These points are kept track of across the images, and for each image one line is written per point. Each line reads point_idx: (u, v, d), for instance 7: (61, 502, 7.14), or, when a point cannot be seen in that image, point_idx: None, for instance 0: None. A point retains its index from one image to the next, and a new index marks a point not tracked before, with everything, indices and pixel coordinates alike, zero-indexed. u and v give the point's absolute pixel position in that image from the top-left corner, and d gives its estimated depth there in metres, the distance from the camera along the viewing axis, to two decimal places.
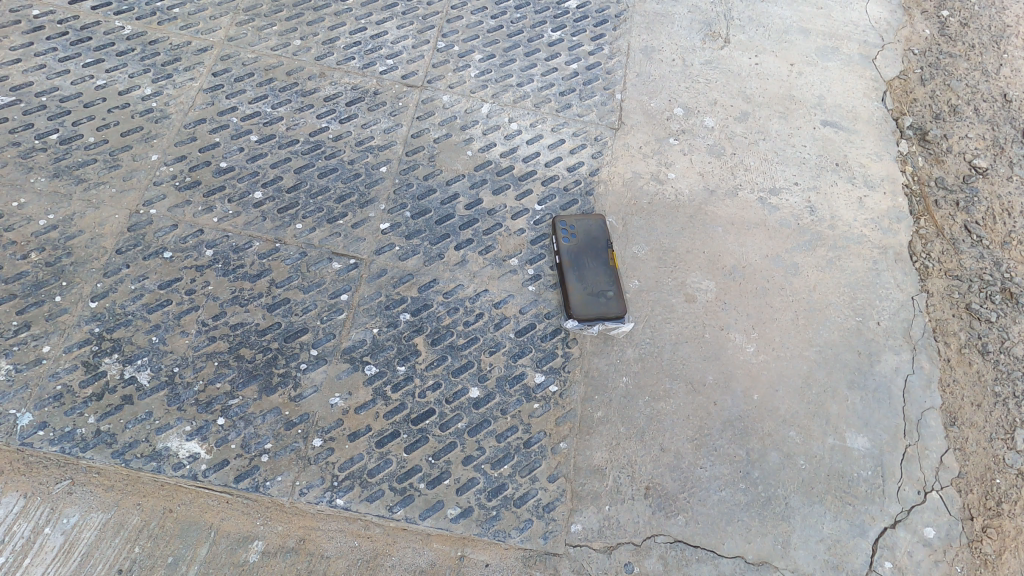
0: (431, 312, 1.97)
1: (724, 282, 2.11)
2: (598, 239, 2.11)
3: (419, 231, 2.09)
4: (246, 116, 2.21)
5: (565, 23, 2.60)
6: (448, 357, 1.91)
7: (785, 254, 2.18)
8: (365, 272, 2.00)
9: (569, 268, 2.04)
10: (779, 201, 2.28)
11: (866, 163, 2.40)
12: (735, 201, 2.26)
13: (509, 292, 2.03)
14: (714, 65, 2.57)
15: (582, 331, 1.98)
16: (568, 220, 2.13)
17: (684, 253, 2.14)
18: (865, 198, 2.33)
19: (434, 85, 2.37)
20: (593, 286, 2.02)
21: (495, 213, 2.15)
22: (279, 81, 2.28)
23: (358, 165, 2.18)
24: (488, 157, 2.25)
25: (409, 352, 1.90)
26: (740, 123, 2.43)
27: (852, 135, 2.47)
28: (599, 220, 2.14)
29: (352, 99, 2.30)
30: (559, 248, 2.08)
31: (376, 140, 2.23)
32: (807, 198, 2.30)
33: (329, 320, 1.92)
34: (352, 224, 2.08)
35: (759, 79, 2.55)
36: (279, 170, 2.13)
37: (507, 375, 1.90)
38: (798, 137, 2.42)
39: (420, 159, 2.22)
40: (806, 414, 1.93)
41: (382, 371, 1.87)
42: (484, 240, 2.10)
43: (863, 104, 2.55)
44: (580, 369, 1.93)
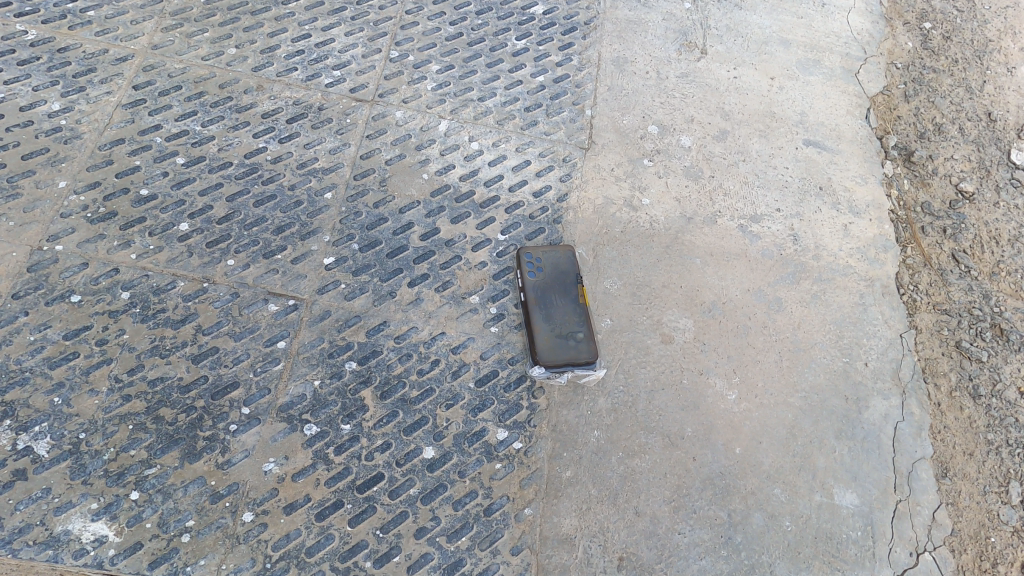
0: (381, 360, 1.75)
1: (703, 320, 1.94)
2: (567, 273, 1.91)
3: (368, 266, 1.87)
4: (171, 135, 1.96)
5: (531, 31, 2.40)
6: (399, 412, 1.70)
7: (768, 288, 2.02)
8: (306, 315, 1.78)
9: (535, 306, 1.84)
10: (760, 229, 2.12)
11: (850, 187, 2.26)
12: (714, 229, 2.09)
13: (469, 335, 1.82)
14: (690, 78, 2.39)
15: (549, 379, 1.79)
16: (534, 252, 1.93)
17: (660, 288, 1.96)
18: (849, 226, 2.19)
19: (386, 100, 2.15)
20: (561, 326, 1.82)
21: (454, 245, 1.94)
22: (210, 95, 2.05)
23: (300, 191, 1.95)
24: (445, 180, 2.04)
25: (355, 408, 1.69)
26: (718, 143, 2.26)
27: (836, 156, 2.32)
28: (568, 252, 1.95)
29: (293, 116, 2.07)
30: (524, 283, 1.88)
31: (320, 162, 2.01)
32: (789, 226, 2.14)
33: (263, 372, 1.70)
34: (292, 259, 1.85)
35: (738, 95, 2.38)
36: (209, 198, 1.90)
37: (466, 431, 1.71)
38: (780, 158, 2.27)
39: (370, 183, 1.99)
40: (791, 469, 1.78)
41: (324, 430, 1.66)
42: (441, 275, 1.89)
43: (846, 122, 2.41)
44: (548, 423, 1.74)
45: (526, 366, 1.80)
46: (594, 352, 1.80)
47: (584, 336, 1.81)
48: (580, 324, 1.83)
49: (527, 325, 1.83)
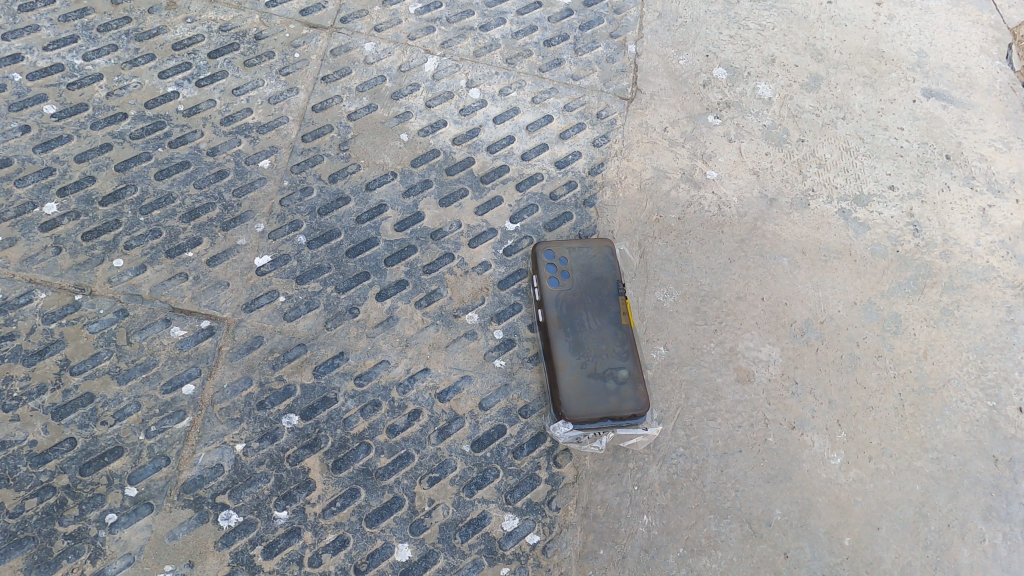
0: (336, 413, 1.21)
1: (793, 348, 1.38)
2: (604, 281, 1.34)
3: (320, 270, 1.31)
4: (37, 72, 1.37)
5: None
6: (360, 491, 1.17)
7: (882, 301, 1.44)
8: (226, 344, 1.22)
9: (559, 330, 1.28)
10: (867, 215, 1.52)
11: (988, 155, 1.62)
12: (806, 216, 1.51)
13: (463, 373, 1.27)
14: (768, 3, 1.76)
15: (578, 438, 1.25)
16: (557, 249, 1.36)
17: (733, 301, 1.41)
18: (988, 210, 1.56)
19: (352, 26, 1.54)
20: (597, 362, 1.26)
21: (443, 237, 1.37)
22: (98, 14, 1.44)
23: (223, 157, 1.37)
24: (432, 143, 1.45)
25: (296, 485, 1.16)
26: (809, 93, 1.65)
27: (967, 111, 1.67)
28: (605, 249, 1.37)
29: (219, 47, 1.46)
30: (543, 297, 1.32)
31: (254, 115, 1.41)
32: (908, 211, 1.54)
33: (160, 433, 1.15)
34: (208, 258, 1.28)
35: (834, 25, 1.75)
36: (90, 165, 1.31)
37: (458, 518, 1.18)
38: (892, 114, 1.64)
39: (325, 146, 1.41)
40: (923, 568, 1.23)
41: (249, 520, 1.13)
42: (425, 282, 1.33)
43: (979, 63, 1.75)
44: (576, 504, 1.21)
45: (544, 418, 1.26)
46: (644, 400, 1.25)
47: (628, 375, 1.26)
48: (622, 357, 1.27)
49: (546, 359, 1.28)
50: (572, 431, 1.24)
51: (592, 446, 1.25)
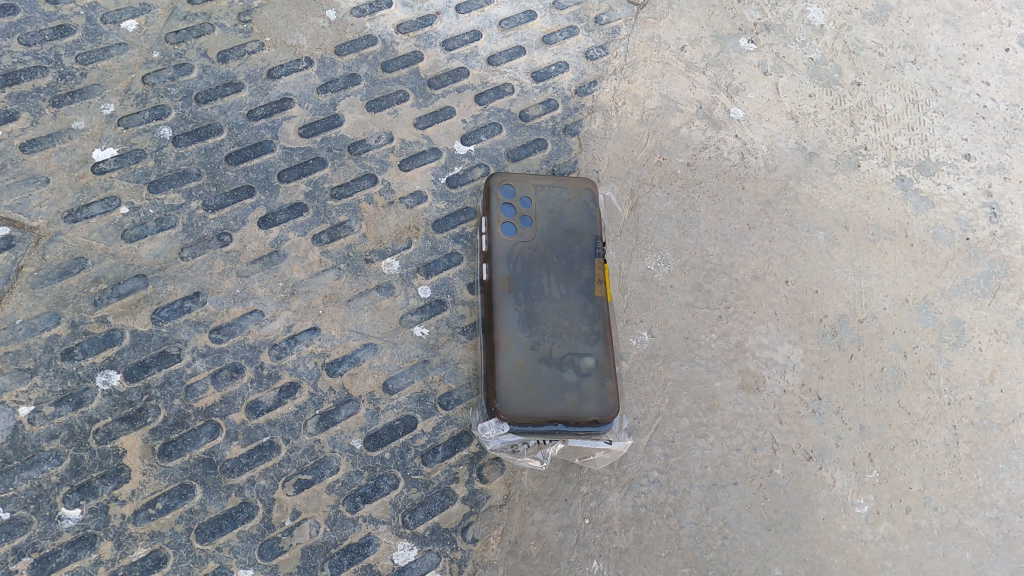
0: (175, 376, 0.86)
1: (819, 352, 1.03)
2: (578, 235, 0.98)
3: (186, 176, 0.94)
4: None
5: None
6: (195, 491, 0.82)
7: (942, 301, 1.09)
8: (29, 263, 0.86)
9: (508, 295, 0.92)
10: (933, 188, 1.16)
11: None
12: (855, 180, 1.14)
13: (366, 339, 0.92)
14: None
15: (514, 447, 0.89)
16: (521, 185, 0.99)
17: (748, 281, 1.05)
18: None
19: None
20: (554, 343, 0.91)
21: (365, 152, 1.01)
22: None
23: (71, 9, 0.99)
24: (368, 28, 1.08)
25: (100, 473, 0.80)
26: (873, 25, 1.27)
27: None
28: (586, 193, 1.01)
29: None
30: (491, 247, 0.95)
31: None
32: (986, 188, 1.17)
33: None
34: (24, 141, 0.91)
35: None
36: None
37: (331, 542, 0.83)
38: (976, 65, 1.26)
39: (219, 13, 1.03)
40: None
41: (21, 519, 0.77)
42: (331, 210, 0.97)
43: None
44: (502, 537, 0.87)
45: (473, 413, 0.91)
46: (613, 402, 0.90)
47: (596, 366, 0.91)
48: (590, 341, 0.92)
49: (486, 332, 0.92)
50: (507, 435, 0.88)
51: (533, 461, 0.90)
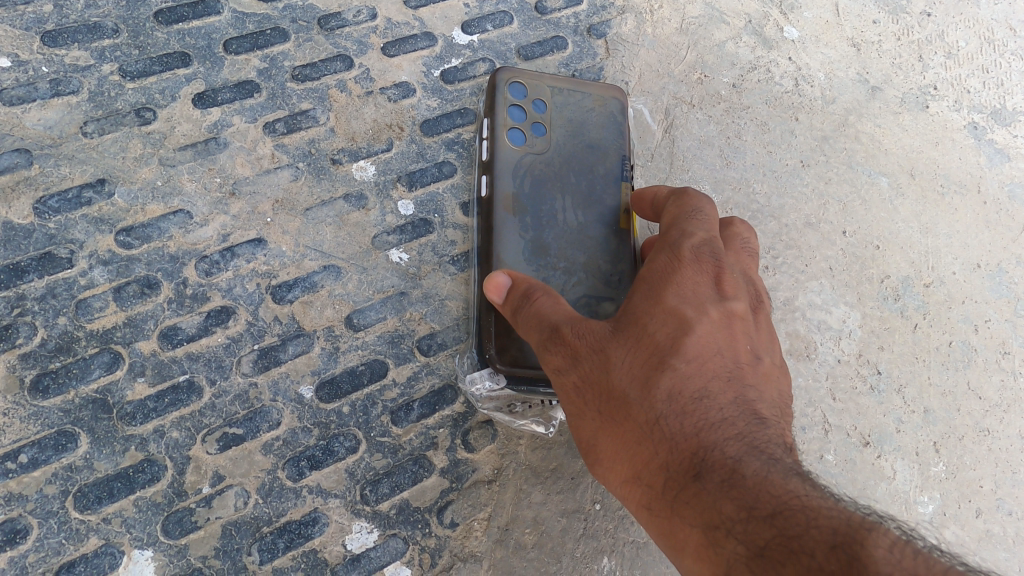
0: (61, 286, 0.63)
1: (879, 317, 0.86)
2: (602, 152, 0.78)
3: (98, 31, 0.71)
4: None
5: None
6: (77, 441, 0.60)
7: (1018, 270, 0.92)
8: None
9: (512, 217, 0.72)
10: (1009, 140, 0.99)
11: None
12: (922, 123, 0.97)
13: (327, 260, 0.71)
14: None
15: (509, 406, 0.70)
16: (533, 86, 0.79)
17: (800, 228, 0.87)
18: None
19: None
20: (567, 282, 0.70)
21: (339, 28, 0.79)
22: None
23: None
24: None
25: None
26: None
27: None
28: (611, 104, 0.81)
29: None
30: (492, 156, 0.75)
31: None
32: None
33: None
34: None
35: None
36: None
37: (263, 518, 0.63)
38: None
39: None
40: None
41: None
42: (292, 94, 0.75)
43: None
44: (489, 522, 0.67)
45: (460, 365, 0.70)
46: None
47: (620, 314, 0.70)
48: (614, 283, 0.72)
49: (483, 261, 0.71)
50: (501, 387, 0.69)
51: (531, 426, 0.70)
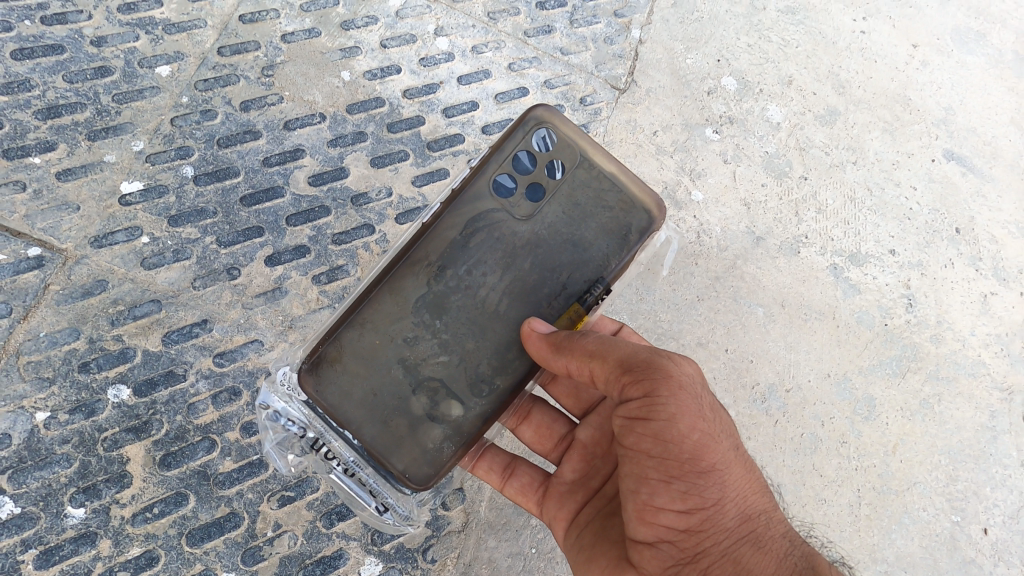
0: (179, 394, 0.96)
1: (749, 415, 1.18)
2: (576, 250, 0.89)
3: (203, 213, 1.05)
4: None
5: None
6: (189, 499, 0.92)
7: (859, 379, 1.25)
8: (56, 282, 0.95)
9: (426, 249, 0.88)
10: (861, 277, 1.32)
11: (999, 237, 1.45)
12: (793, 264, 1.30)
13: None
14: (797, 18, 1.52)
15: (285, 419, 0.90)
16: (562, 145, 0.90)
17: (693, 347, 1.20)
18: (991, 298, 1.38)
19: None
20: (427, 361, 0.86)
21: (365, 204, 1.12)
22: None
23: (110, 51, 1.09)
24: (378, 91, 1.20)
25: (105, 477, 0.91)
26: (821, 127, 1.43)
27: (985, 185, 1.49)
28: (638, 214, 0.91)
29: None
30: (484, 201, 0.88)
31: (164, 9, 1.13)
32: (904, 281, 1.35)
33: None
34: (60, 170, 1.00)
35: (863, 60, 1.53)
36: None
37: (306, 553, 0.95)
38: (906, 171, 1.45)
39: (244, 66, 1.14)
40: None
41: (28, 514, 0.88)
42: (331, 254, 1.08)
43: (1007, 137, 1.57)
44: (457, 559, 0.99)
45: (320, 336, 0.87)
46: (430, 469, 0.87)
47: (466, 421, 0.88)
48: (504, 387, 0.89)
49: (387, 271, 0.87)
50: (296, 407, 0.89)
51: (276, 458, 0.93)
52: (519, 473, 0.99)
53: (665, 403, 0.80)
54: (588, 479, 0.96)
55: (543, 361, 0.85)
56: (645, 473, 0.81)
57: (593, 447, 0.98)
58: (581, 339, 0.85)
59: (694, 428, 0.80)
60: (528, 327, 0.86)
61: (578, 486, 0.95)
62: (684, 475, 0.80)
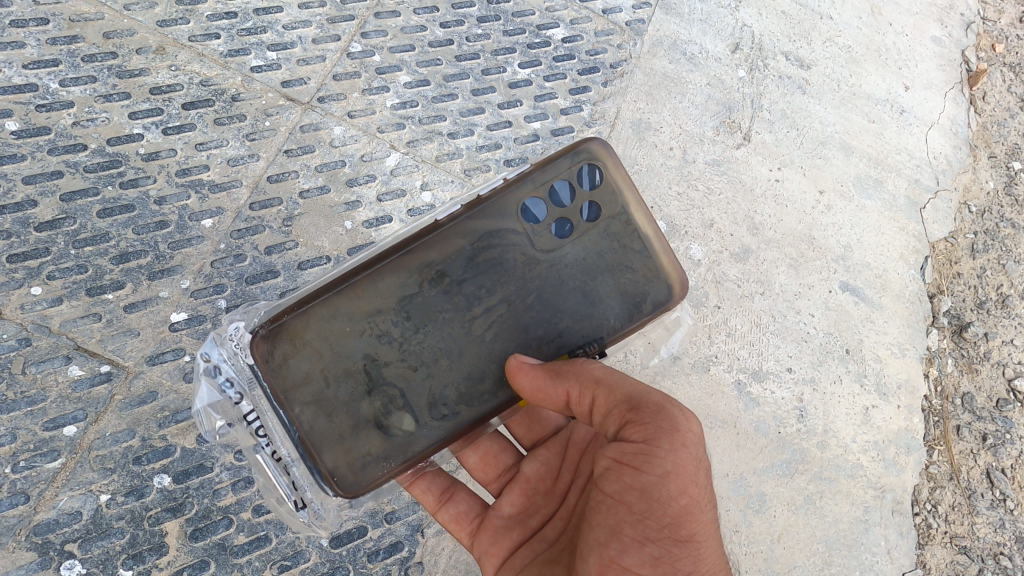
0: (208, 482, 1.25)
1: None
2: (576, 293, 1.15)
3: None
4: (10, 87, 1.41)
5: (540, 58, 1.83)
6: (210, 565, 1.22)
7: (752, 478, 1.55)
8: (120, 393, 1.26)
9: (432, 250, 1.13)
10: (760, 391, 1.62)
11: (883, 357, 1.75)
12: (703, 380, 1.60)
13: None
14: (721, 168, 1.85)
15: (223, 381, 1.16)
16: (605, 191, 1.15)
17: None
18: (871, 410, 1.68)
19: (327, 106, 1.60)
20: (394, 369, 1.10)
21: None
22: (87, 44, 1.48)
23: (168, 208, 1.42)
24: (373, 237, 1.52)
25: (149, 546, 1.21)
26: (736, 263, 1.74)
27: (874, 311, 1.81)
28: (657, 287, 1.17)
29: (194, 99, 1.52)
30: (524, 216, 1.15)
31: (210, 173, 1.47)
32: (798, 395, 1.64)
33: (28, 470, 1.19)
34: (127, 304, 1.32)
35: (775, 204, 1.85)
36: (37, 189, 1.35)
37: None
38: (806, 300, 1.75)
39: (269, 219, 1.47)
40: None
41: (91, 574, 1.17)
42: None
43: (895, 270, 1.89)
44: None
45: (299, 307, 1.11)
46: (357, 470, 1.10)
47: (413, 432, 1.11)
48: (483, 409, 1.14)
49: (382, 264, 1.12)
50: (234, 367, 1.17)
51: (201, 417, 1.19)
52: (455, 500, 1.28)
53: (662, 463, 1.02)
54: (526, 517, 1.24)
55: (537, 389, 1.07)
56: (626, 519, 1.04)
57: (537, 483, 1.27)
58: (585, 375, 1.08)
59: (682, 493, 1.03)
60: (518, 362, 1.08)
61: (519, 521, 1.24)
62: (661, 532, 1.02)
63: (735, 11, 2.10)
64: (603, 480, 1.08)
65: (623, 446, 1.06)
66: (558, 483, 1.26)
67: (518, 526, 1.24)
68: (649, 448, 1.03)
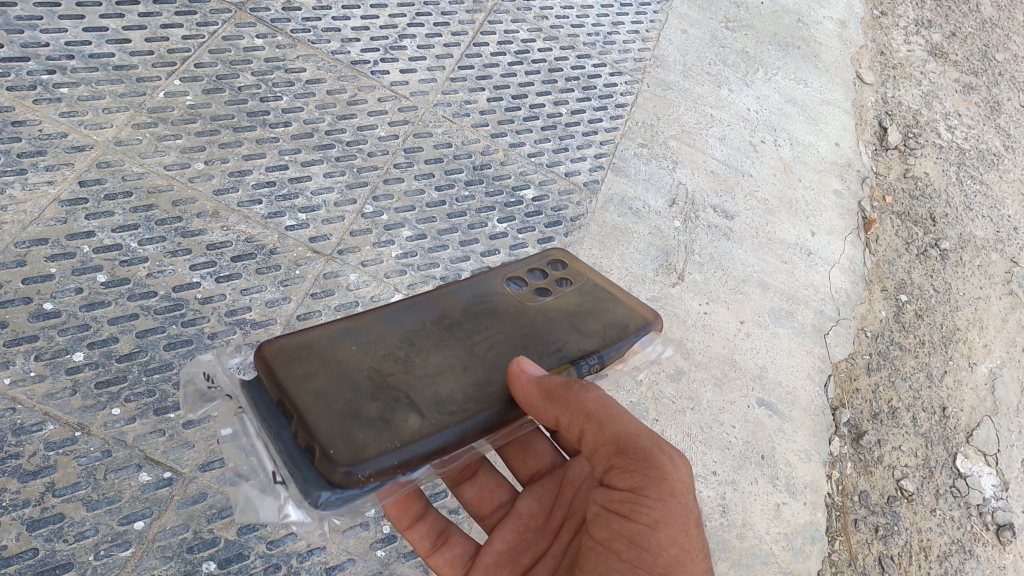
0: (245, 567, 1.57)
1: None
2: (565, 334, 1.47)
3: None
4: (101, 247, 1.81)
5: (514, 214, 2.28)
6: None
7: None
8: (177, 494, 1.59)
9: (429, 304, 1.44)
10: None
11: (792, 462, 2.14)
12: None
13: (350, 555, 1.64)
14: (659, 303, 2.28)
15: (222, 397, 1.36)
16: (573, 271, 1.60)
17: None
18: (782, 506, 2.06)
19: (345, 257, 2.02)
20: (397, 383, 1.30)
21: None
22: (160, 211, 1.91)
23: (219, 342, 1.79)
24: None
25: None
26: (670, 382, 2.15)
27: (785, 423, 2.21)
28: (637, 318, 1.54)
29: (241, 253, 1.93)
30: (515, 281, 1.54)
31: (251, 312, 1.86)
32: (721, 493, 2.01)
33: (105, 557, 1.50)
34: (185, 421, 1.67)
35: (704, 332, 2.28)
36: (118, 328, 1.73)
37: None
38: (729, 414, 2.15)
39: None
40: None
41: None
42: None
43: (804, 386, 2.30)
44: None
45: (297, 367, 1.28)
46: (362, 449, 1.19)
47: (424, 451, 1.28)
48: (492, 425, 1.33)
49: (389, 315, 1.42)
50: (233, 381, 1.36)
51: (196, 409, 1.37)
52: (451, 544, 1.56)
53: (650, 512, 1.23)
54: (519, 554, 1.52)
55: (535, 410, 1.30)
56: (621, 559, 1.24)
57: (529, 517, 1.56)
58: (580, 403, 1.30)
59: (669, 543, 1.23)
60: (519, 368, 1.32)
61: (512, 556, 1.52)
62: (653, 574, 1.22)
63: (672, 171, 2.60)
64: (596, 526, 1.30)
65: (612, 495, 1.28)
66: (549, 519, 1.54)
67: (510, 563, 1.51)
68: (638, 497, 1.24)
